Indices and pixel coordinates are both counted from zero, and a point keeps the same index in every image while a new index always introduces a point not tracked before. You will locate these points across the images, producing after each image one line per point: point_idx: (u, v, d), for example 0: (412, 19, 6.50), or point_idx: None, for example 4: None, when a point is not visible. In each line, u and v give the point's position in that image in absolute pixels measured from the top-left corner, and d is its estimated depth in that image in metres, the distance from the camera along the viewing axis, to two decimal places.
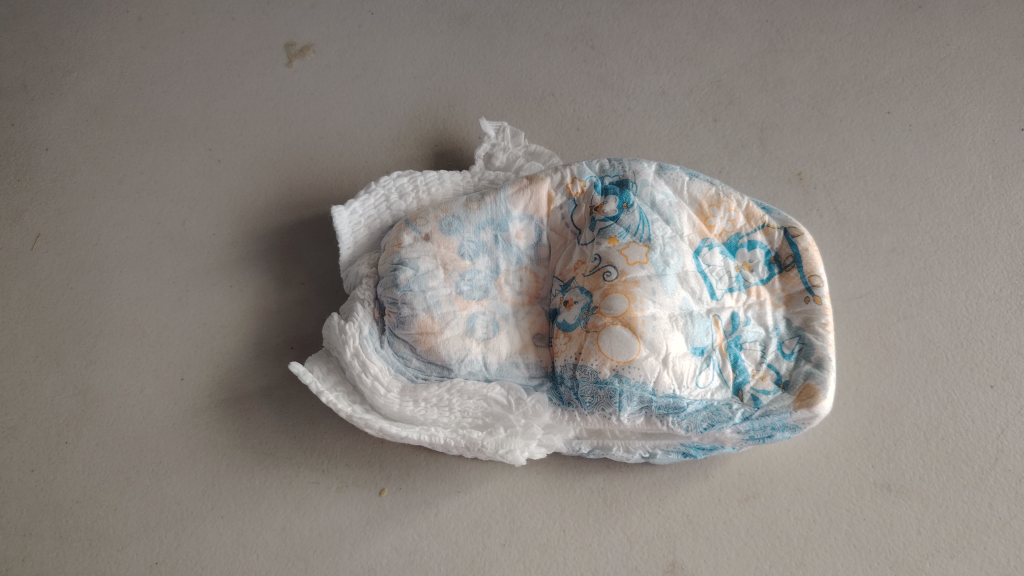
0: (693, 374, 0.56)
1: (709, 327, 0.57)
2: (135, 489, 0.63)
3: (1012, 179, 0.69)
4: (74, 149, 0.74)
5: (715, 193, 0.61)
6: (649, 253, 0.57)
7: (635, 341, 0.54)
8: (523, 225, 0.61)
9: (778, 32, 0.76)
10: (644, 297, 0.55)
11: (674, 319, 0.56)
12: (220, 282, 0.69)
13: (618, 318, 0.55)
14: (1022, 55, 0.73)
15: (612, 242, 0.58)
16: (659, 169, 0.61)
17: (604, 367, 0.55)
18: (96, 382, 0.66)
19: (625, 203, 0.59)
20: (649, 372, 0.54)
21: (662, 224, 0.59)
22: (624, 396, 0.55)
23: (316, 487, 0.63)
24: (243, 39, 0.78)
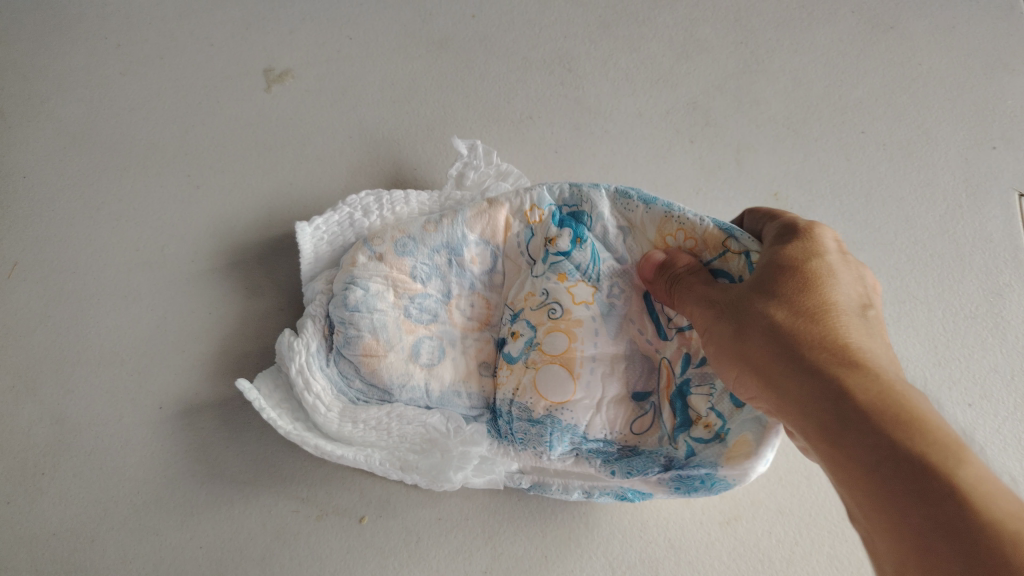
0: (628, 420, 0.57)
1: (654, 371, 0.57)
2: (112, 521, 0.62)
3: (985, 198, 0.70)
4: (52, 177, 0.74)
5: (672, 222, 0.55)
6: (597, 294, 0.57)
7: (570, 380, 0.56)
8: (477, 250, 0.60)
9: (754, 53, 0.76)
10: (581, 338, 0.56)
11: (611, 362, 0.57)
12: (200, 309, 0.69)
13: (555, 357, 0.56)
14: (993, 73, 0.74)
15: (561, 279, 0.57)
16: (617, 198, 0.58)
17: (540, 406, 0.56)
18: (73, 412, 0.66)
19: (579, 239, 0.58)
20: (582, 415, 0.56)
21: (608, 265, 0.57)
22: (555, 435, 0.56)
23: (296, 516, 0.63)
24: (222, 64, 0.78)
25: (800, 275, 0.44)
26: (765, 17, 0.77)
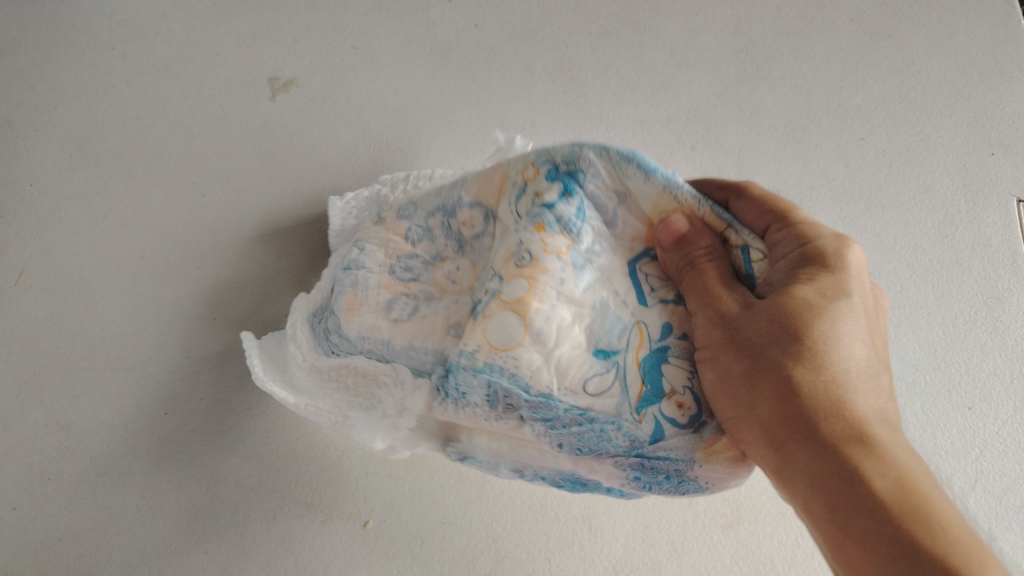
0: (583, 375, 0.47)
1: (626, 331, 0.48)
2: (118, 526, 0.63)
3: (984, 204, 0.71)
4: (58, 184, 0.74)
5: (673, 201, 0.48)
6: (572, 247, 0.49)
7: (518, 328, 0.47)
8: (469, 210, 0.55)
9: (753, 61, 0.77)
10: (540, 288, 0.48)
11: (577, 315, 0.48)
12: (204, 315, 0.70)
13: (507, 305, 0.48)
14: (990, 81, 0.75)
15: (536, 229, 0.49)
16: (615, 159, 0.48)
17: (488, 355, 0.48)
18: (79, 417, 0.66)
19: (567, 193, 0.49)
20: (524, 366, 0.47)
21: (593, 225, 0.50)
22: (495, 380, 0.48)
23: (300, 521, 0.63)
24: (227, 74, 0.79)
25: (826, 322, 0.42)
26: (764, 27, 0.78)
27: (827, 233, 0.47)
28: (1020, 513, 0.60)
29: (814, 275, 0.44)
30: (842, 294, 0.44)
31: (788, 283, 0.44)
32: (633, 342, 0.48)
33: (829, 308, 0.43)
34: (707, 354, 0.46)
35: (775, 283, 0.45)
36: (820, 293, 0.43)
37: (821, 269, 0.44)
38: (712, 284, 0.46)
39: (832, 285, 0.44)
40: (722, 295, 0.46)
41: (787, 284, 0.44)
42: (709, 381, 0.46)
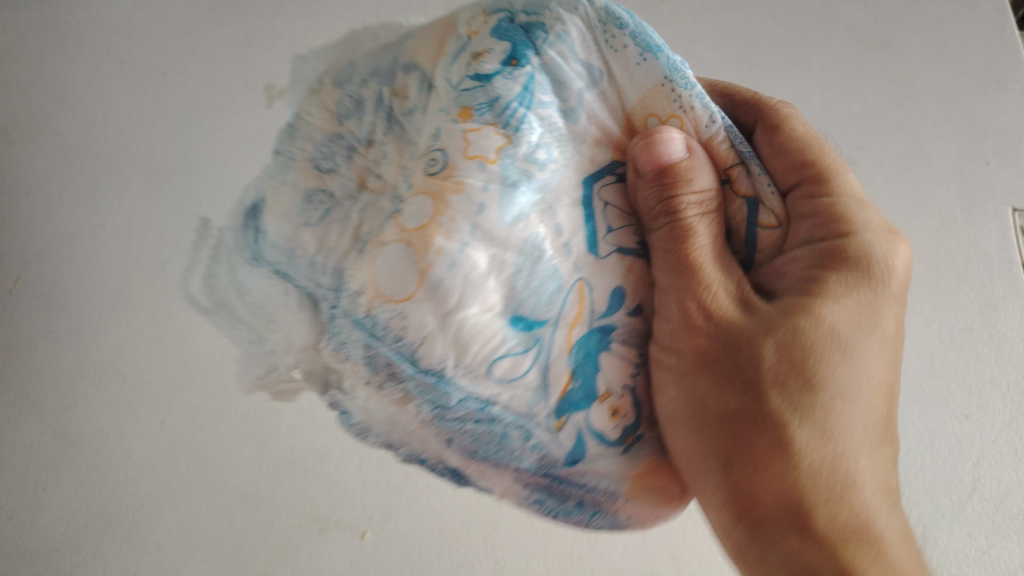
0: (492, 359, 0.46)
1: (564, 293, 0.47)
2: (114, 536, 0.64)
3: (979, 213, 0.71)
4: (54, 192, 0.74)
5: (671, 104, 0.47)
6: (502, 150, 0.46)
7: (416, 271, 0.44)
8: (403, 78, 0.59)
9: (750, 70, 0.77)
10: (455, 199, 0.45)
11: (495, 258, 0.46)
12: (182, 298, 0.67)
13: (411, 233, 0.45)
14: (985, 91, 0.75)
15: (464, 117, 0.47)
16: (601, 18, 0.48)
17: (372, 302, 0.45)
18: (74, 426, 0.66)
19: (512, 58, 0.48)
20: (414, 330, 0.44)
21: (551, 101, 0.48)
22: (388, 339, 0.45)
23: (298, 530, 0.64)
24: (225, 81, 0.79)
25: (840, 356, 0.46)
26: (761, 35, 0.78)
27: (875, 231, 0.48)
28: (1016, 521, 0.61)
29: (844, 303, 0.46)
30: (870, 321, 0.46)
31: (815, 306, 0.45)
32: (572, 317, 0.47)
33: (851, 342, 0.46)
34: (676, 327, 0.47)
35: (793, 284, 0.47)
36: (844, 323, 0.46)
37: (852, 289, 0.46)
38: (710, 270, 0.47)
39: (860, 309, 0.46)
40: (722, 285, 0.47)
41: (812, 305, 0.45)
42: (665, 352, 0.48)
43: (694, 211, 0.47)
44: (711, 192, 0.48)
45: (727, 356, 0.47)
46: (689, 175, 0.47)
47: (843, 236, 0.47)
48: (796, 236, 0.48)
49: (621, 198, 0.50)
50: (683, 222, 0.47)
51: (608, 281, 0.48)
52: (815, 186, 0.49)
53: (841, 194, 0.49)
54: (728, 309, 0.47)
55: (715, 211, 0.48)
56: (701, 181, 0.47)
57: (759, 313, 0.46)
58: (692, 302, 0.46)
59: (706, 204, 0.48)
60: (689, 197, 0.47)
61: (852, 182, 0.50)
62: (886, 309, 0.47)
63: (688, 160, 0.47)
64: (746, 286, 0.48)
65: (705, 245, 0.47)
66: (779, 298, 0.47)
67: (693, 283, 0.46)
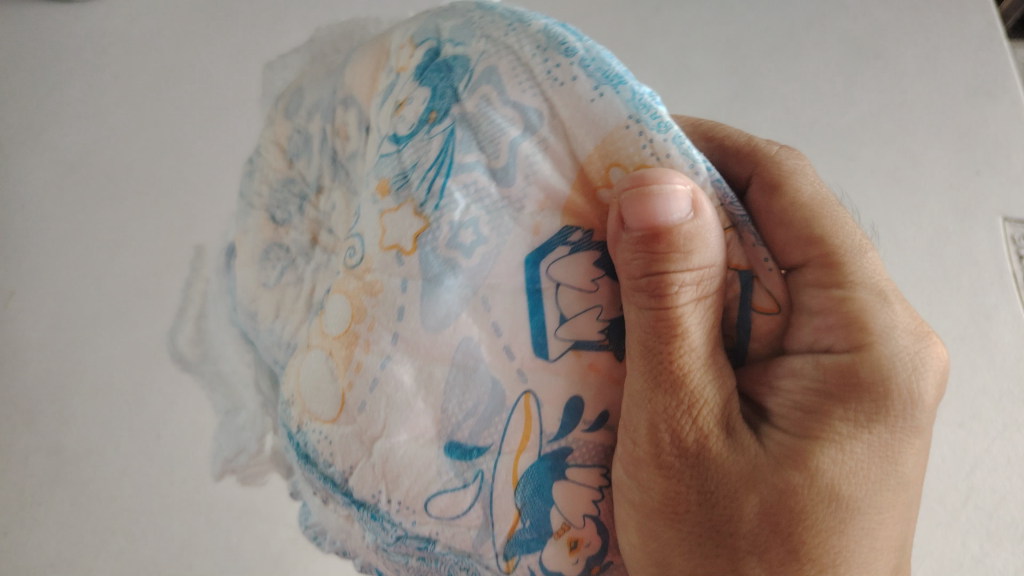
0: (426, 493, 0.38)
1: (506, 413, 0.37)
2: (110, 551, 0.66)
3: (971, 223, 0.69)
4: (47, 207, 0.75)
5: (639, 149, 0.35)
6: (420, 236, 0.39)
7: (335, 395, 0.41)
8: (344, 117, 0.56)
9: (743, 81, 0.78)
10: (370, 304, 0.40)
11: (417, 373, 0.39)
12: (177, 344, 0.70)
13: (331, 340, 0.42)
14: (977, 100, 0.74)
15: (381, 191, 0.42)
16: (533, 50, 0.38)
17: (303, 416, 0.43)
18: (69, 442, 0.67)
19: (432, 110, 0.41)
20: (344, 458, 0.41)
21: (473, 160, 0.39)
22: (321, 464, 0.42)
23: (294, 545, 0.65)
24: (215, 92, 0.78)
25: (842, 520, 0.32)
26: (754, 45, 0.78)
27: (901, 338, 0.34)
28: (1011, 530, 0.60)
29: (856, 444, 0.32)
30: (887, 469, 0.33)
31: (814, 454, 0.32)
32: (516, 441, 0.37)
33: (857, 501, 0.32)
34: (639, 457, 0.33)
35: (788, 417, 0.33)
36: (845, 473, 0.32)
37: (864, 427, 0.32)
38: (693, 387, 0.32)
39: (874, 455, 0.32)
40: (706, 413, 0.33)
41: (809, 451, 0.32)
42: (627, 481, 0.34)
43: (687, 303, 0.32)
44: (714, 278, 0.33)
45: (699, 509, 0.32)
46: (684, 248, 0.32)
47: (855, 348, 0.33)
48: (798, 339, 0.34)
49: (582, 273, 0.37)
50: (661, 316, 0.32)
51: (558, 393, 0.36)
52: (816, 272, 0.36)
53: (850, 289, 0.35)
54: (709, 448, 0.32)
55: (709, 304, 0.33)
56: (696, 256, 0.32)
57: (748, 456, 0.32)
58: (662, 437, 0.32)
59: (705, 288, 0.33)
60: (680, 277, 0.32)
61: (872, 270, 0.36)
62: (915, 451, 0.34)
63: (693, 226, 0.32)
64: (740, 417, 0.33)
65: (685, 359, 0.32)
66: (774, 438, 0.33)
67: (659, 406, 0.33)
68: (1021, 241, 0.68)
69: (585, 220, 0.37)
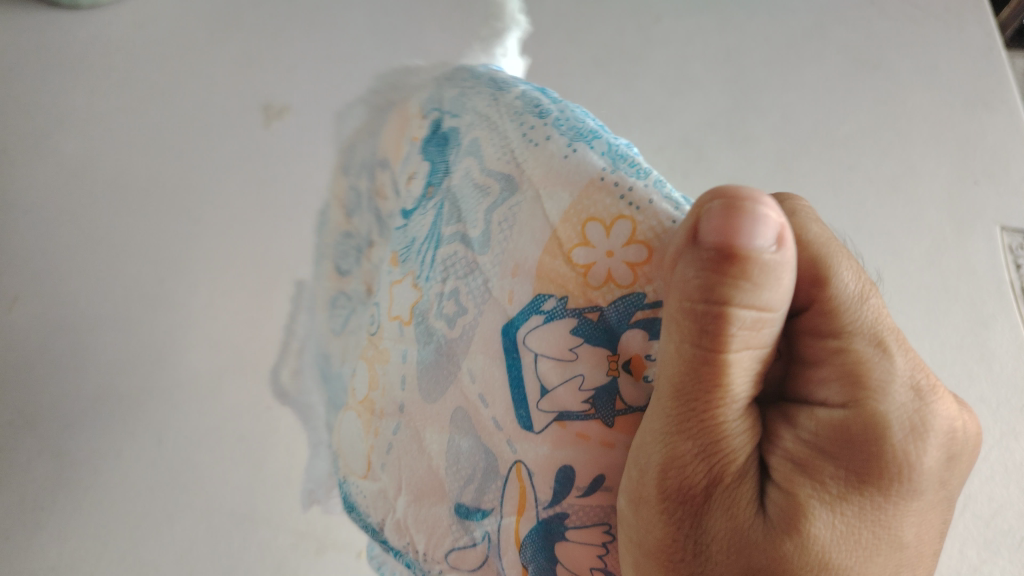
0: (443, 547, 0.44)
1: (500, 482, 0.40)
2: (111, 555, 0.66)
3: (970, 233, 0.69)
4: (51, 212, 0.76)
5: (614, 201, 0.34)
6: (417, 306, 0.45)
7: (364, 457, 0.51)
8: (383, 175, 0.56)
9: (744, 88, 0.78)
10: (382, 371, 0.49)
11: (420, 437, 0.45)
12: (278, 379, 0.69)
13: (359, 406, 0.52)
14: (974, 112, 0.74)
15: (394, 262, 0.50)
16: (511, 113, 0.41)
17: (349, 474, 0.54)
18: (73, 446, 0.68)
19: (432, 186, 0.46)
20: (377, 510, 0.50)
21: (455, 231, 0.42)
22: (363, 513, 0.53)
23: (295, 550, 0.66)
24: (221, 101, 0.79)
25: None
26: (754, 55, 0.79)
27: (899, 395, 0.31)
28: (1009, 539, 0.59)
29: (845, 507, 0.30)
30: (880, 532, 0.31)
31: (803, 516, 0.30)
32: (514, 507, 0.39)
33: (845, 568, 0.30)
34: (643, 497, 0.32)
35: (785, 472, 0.31)
36: (832, 538, 0.30)
37: (856, 489, 0.30)
38: (716, 437, 0.31)
39: (864, 519, 0.31)
40: (719, 463, 0.31)
41: (801, 513, 0.30)
42: (627, 516, 0.33)
43: (739, 347, 0.29)
44: (772, 322, 0.29)
45: (693, 560, 0.31)
46: (755, 281, 0.28)
47: (849, 404, 0.31)
48: (796, 388, 0.34)
49: (557, 344, 0.36)
50: (702, 359, 0.29)
51: (547, 463, 0.37)
52: (812, 319, 0.32)
53: (848, 337, 0.31)
54: (712, 498, 0.31)
55: (757, 351, 0.30)
56: (767, 293, 0.28)
57: (741, 517, 0.31)
58: (669, 484, 0.31)
59: (761, 331, 0.29)
60: (742, 317, 0.28)
61: (877, 312, 0.32)
62: (914, 514, 0.31)
63: (775, 259, 0.28)
64: (748, 469, 0.32)
65: (715, 407, 0.30)
66: (770, 494, 0.31)
67: (676, 453, 0.31)
68: (1018, 250, 0.68)
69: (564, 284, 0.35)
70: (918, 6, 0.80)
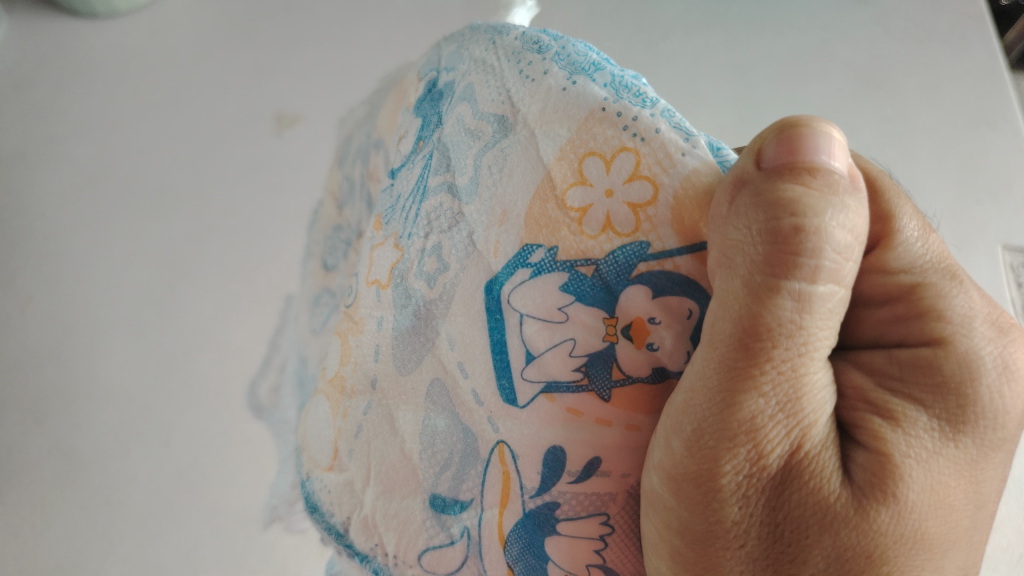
0: (416, 547, 0.39)
1: (481, 466, 0.36)
2: (118, 554, 0.66)
3: (970, 249, 0.68)
4: (66, 216, 0.77)
5: (616, 133, 0.33)
6: (394, 268, 0.42)
7: (330, 445, 0.45)
8: (376, 156, 0.60)
9: (752, 103, 0.76)
10: (354, 344, 0.44)
11: (392, 416, 0.41)
12: (254, 391, 0.70)
13: (327, 385, 0.46)
14: (979, 131, 0.73)
15: (374, 226, 0.47)
16: (508, 53, 0.39)
17: (313, 469, 0.47)
18: (82, 445, 0.68)
19: (420, 140, 0.44)
20: (343, 508, 0.44)
21: (442, 181, 0.40)
22: (325, 513, 0.45)
23: (298, 552, 0.66)
24: (235, 107, 0.80)
25: (922, 563, 0.28)
26: (764, 71, 0.78)
27: (984, 331, 0.29)
28: (1007, 555, 0.57)
29: (943, 463, 0.28)
30: (968, 488, 0.29)
31: (899, 477, 0.27)
32: (497, 497, 0.35)
33: (936, 538, 0.28)
34: (695, 475, 0.27)
35: (873, 430, 0.28)
36: (927, 502, 0.28)
37: (949, 440, 0.28)
38: (795, 395, 0.26)
39: (958, 474, 0.29)
40: (799, 426, 0.27)
41: (896, 476, 0.27)
42: (663, 497, 0.29)
43: (827, 279, 0.26)
44: (857, 252, 0.27)
45: (758, 544, 0.28)
46: (842, 199, 0.26)
47: (936, 342, 0.29)
48: (866, 327, 0.31)
49: (544, 306, 0.34)
50: (783, 293, 0.25)
51: (534, 443, 0.34)
52: (880, 253, 0.31)
53: (920, 271, 0.30)
54: (789, 468, 0.27)
55: (844, 289, 0.26)
56: (851, 212, 0.26)
57: (826, 490, 0.27)
58: (734, 455, 0.27)
59: (849, 264, 0.26)
60: (833, 237, 0.25)
61: (941, 245, 0.31)
62: (997, 467, 0.30)
63: (850, 183, 0.27)
64: (827, 434, 0.28)
65: (796, 357, 0.26)
66: (856, 460, 0.28)
67: (746, 415, 0.26)
68: (1020, 269, 0.67)
69: (546, 237, 0.34)
70: (921, 26, 0.78)
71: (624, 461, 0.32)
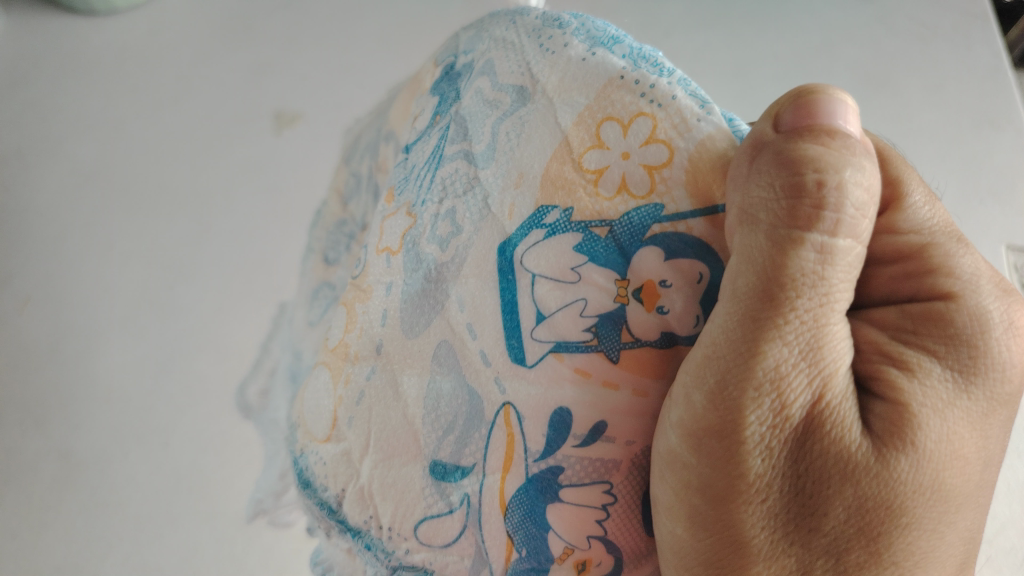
0: (413, 518, 0.39)
1: (486, 429, 0.36)
2: (115, 556, 0.65)
3: None
4: (64, 216, 0.76)
5: (634, 99, 0.34)
6: (406, 234, 0.42)
7: (329, 414, 0.44)
8: (385, 151, 0.61)
9: (753, 102, 0.77)
10: (360, 311, 0.43)
11: (396, 380, 0.40)
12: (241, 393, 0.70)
13: (330, 354, 0.45)
14: (982, 130, 0.73)
15: (386, 200, 0.47)
16: (529, 28, 0.39)
17: (307, 441, 0.46)
18: (80, 446, 0.68)
19: (434, 116, 0.45)
20: (338, 479, 0.43)
21: (458, 149, 0.40)
22: (318, 488, 0.44)
23: (297, 555, 0.65)
24: (236, 105, 0.80)
25: (937, 516, 0.29)
26: (764, 72, 0.78)
27: (991, 288, 0.30)
28: (1011, 557, 0.56)
29: (957, 414, 0.28)
30: (979, 441, 0.29)
31: (917, 427, 0.28)
32: (500, 462, 0.35)
33: (950, 490, 0.29)
34: (719, 427, 0.27)
35: (889, 381, 0.28)
36: (943, 454, 0.28)
37: (963, 391, 0.29)
38: (816, 344, 0.27)
39: (971, 427, 0.29)
40: (820, 375, 0.27)
41: (913, 427, 0.28)
42: (681, 455, 0.28)
43: (847, 232, 0.26)
44: (872, 210, 0.27)
45: (780, 496, 0.27)
46: (857, 157, 0.27)
47: (946, 296, 0.29)
48: (877, 285, 0.32)
49: (558, 266, 0.34)
50: (805, 244, 0.26)
51: (541, 405, 0.34)
52: (891, 215, 0.32)
53: (928, 233, 0.31)
54: (811, 419, 0.27)
55: (861, 245, 0.27)
56: (868, 172, 0.27)
57: (848, 440, 0.27)
58: (758, 404, 0.27)
59: (866, 221, 0.27)
60: (853, 191, 0.26)
61: (944, 213, 0.32)
62: (1004, 424, 0.30)
63: (863, 146, 0.28)
64: (846, 387, 0.28)
65: (818, 307, 0.26)
66: (873, 413, 0.28)
67: (770, 363, 0.26)
68: None
69: (564, 198, 0.34)
70: (926, 25, 0.79)
71: (630, 427, 0.33)
